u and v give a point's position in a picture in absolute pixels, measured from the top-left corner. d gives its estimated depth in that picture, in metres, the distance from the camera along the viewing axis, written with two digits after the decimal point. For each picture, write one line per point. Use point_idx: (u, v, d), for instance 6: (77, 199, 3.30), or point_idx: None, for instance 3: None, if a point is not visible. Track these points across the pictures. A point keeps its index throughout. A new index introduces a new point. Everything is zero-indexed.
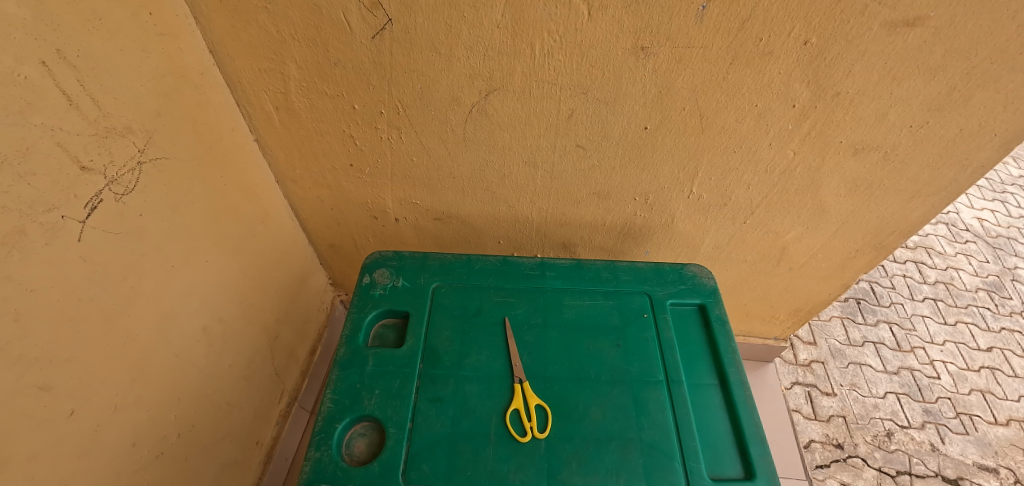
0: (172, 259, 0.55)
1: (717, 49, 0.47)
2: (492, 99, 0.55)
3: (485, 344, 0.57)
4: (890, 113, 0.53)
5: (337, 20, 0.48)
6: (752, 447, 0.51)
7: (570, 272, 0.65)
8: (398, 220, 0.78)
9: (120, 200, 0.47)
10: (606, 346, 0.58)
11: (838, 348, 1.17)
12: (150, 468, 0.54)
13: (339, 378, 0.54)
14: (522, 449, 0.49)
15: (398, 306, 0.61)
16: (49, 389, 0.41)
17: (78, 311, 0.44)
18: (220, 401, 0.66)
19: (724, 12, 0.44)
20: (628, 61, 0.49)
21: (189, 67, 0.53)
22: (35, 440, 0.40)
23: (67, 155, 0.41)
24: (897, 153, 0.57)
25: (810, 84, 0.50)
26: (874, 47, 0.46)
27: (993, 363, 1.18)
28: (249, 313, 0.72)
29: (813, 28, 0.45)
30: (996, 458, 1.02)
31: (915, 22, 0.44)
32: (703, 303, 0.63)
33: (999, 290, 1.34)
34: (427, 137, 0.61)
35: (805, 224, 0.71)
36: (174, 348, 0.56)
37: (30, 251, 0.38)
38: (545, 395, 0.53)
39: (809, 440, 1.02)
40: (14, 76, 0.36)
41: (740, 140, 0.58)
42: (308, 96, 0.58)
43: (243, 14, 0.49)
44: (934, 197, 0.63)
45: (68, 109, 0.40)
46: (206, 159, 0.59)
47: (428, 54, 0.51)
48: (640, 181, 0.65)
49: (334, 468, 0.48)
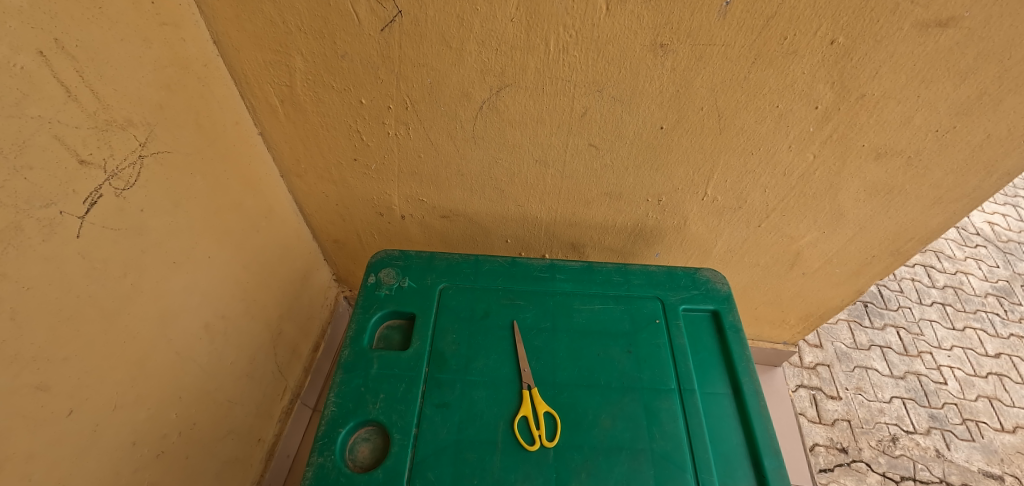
0: (173, 255, 0.53)
1: (740, 47, 0.45)
2: (503, 95, 0.53)
3: (493, 348, 0.56)
4: (916, 117, 0.51)
5: (344, 11, 0.47)
6: (766, 460, 0.50)
7: (581, 275, 0.64)
8: (404, 217, 0.76)
9: (120, 195, 0.45)
10: (617, 353, 0.56)
11: (844, 351, 1.15)
12: (150, 467, 0.54)
13: (343, 380, 0.53)
14: (530, 457, 0.48)
15: (404, 308, 0.60)
16: (47, 388, 0.40)
17: (77, 309, 0.42)
18: (222, 398, 0.65)
19: (749, 8, 0.42)
20: (645, 58, 0.47)
21: (193, 57, 0.51)
22: (32, 440, 0.39)
23: (65, 148, 0.39)
24: (921, 158, 0.56)
25: (835, 85, 0.48)
26: (904, 47, 0.44)
27: (1001, 369, 1.17)
28: (252, 309, 0.71)
29: (841, 27, 0.43)
30: (1002, 465, 1.01)
31: (949, 23, 0.42)
32: (716, 309, 0.61)
33: (1009, 295, 1.32)
34: (435, 133, 0.60)
35: (821, 228, 0.69)
36: (174, 345, 0.55)
37: (26, 248, 0.37)
38: (554, 402, 0.52)
39: (814, 443, 1.01)
40: (11, 66, 0.34)
41: (758, 141, 0.56)
42: (314, 90, 0.56)
43: (248, 4, 0.47)
44: (956, 203, 0.62)
45: (66, 101, 0.39)
46: (209, 153, 0.57)
47: (438, 48, 0.49)
48: (654, 181, 0.63)
49: (337, 473, 0.47)
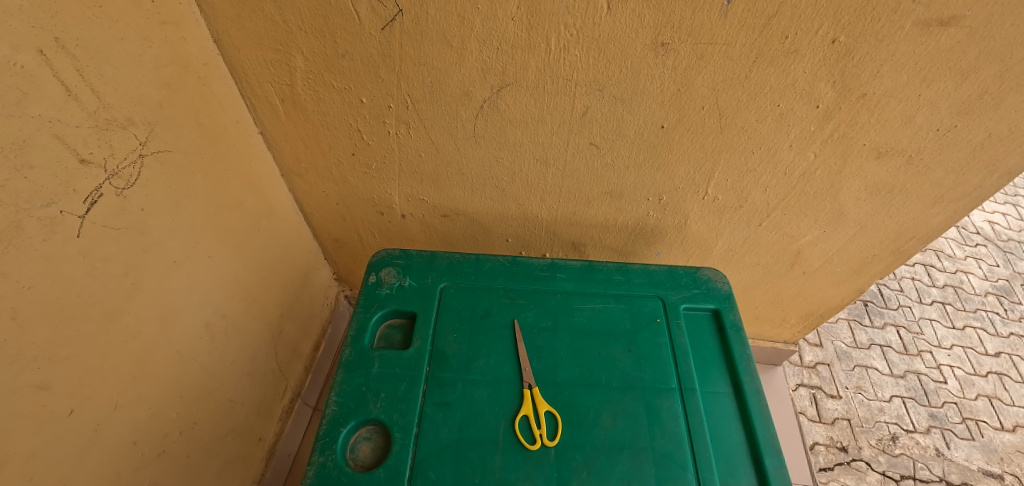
0: (174, 254, 0.53)
1: (741, 46, 0.45)
2: (504, 95, 0.53)
3: (493, 347, 0.56)
4: (917, 116, 0.51)
5: (345, 10, 0.46)
6: (766, 459, 0.50)
7: (581, 274, 0.64)
8: (405, 216, 0.76)
9: (121, 195, 0.45)
10: (618, 352, 0.56)
11: (844, 350, 1.15)
12: (151, 466, 0.54)
13: (344, 380, 0.53)
14: (531, 456, 0.48)
15: (405, 307, 0.60)
16: (48, 388, 0.40)
17: (77, 309, 0.42)
18: (222, 397, 0.65)
19: (750, 7, 0.42)
20: (647, 57, 0.47)
21: (193, 56, 0.51)
22: (32, 440, 0.39)
23: (66, 148, 0.39)
24: (922, 157, 0.56)
25: (836, 84, 0.48)
26: (905, 46, 0.44)
27: (1001, 368, 1.17)
28: (252, 308, 0.71)
29: (842, 26, 0.43)
30: (1001, 464, 1.01)
31: (950, 21, 0.42)
32: (717, 308, 0.61)
33: (1009, 294, 1.32)
34: (436, 132, 0.60)
35: (821, 228, 0.69)
36: (175, 344, 0.55)
37: (26, 247, 0.37)
38: (555, 401, 0.52)
39: (813, 442, 1.01)
40: (11, 65, 0.34)
41: (759, 140, 0.56)
42: (315, 89, 0.56)
43: (248, 3, 0.47)
44: (957, 202, 0.62)
45: (67, 100, 0.39)
46: (210, 153, 0.57)
47: (439, 46, 0.49)
48: (655, 180, 0.63)
49: (338, 473, 0.47)
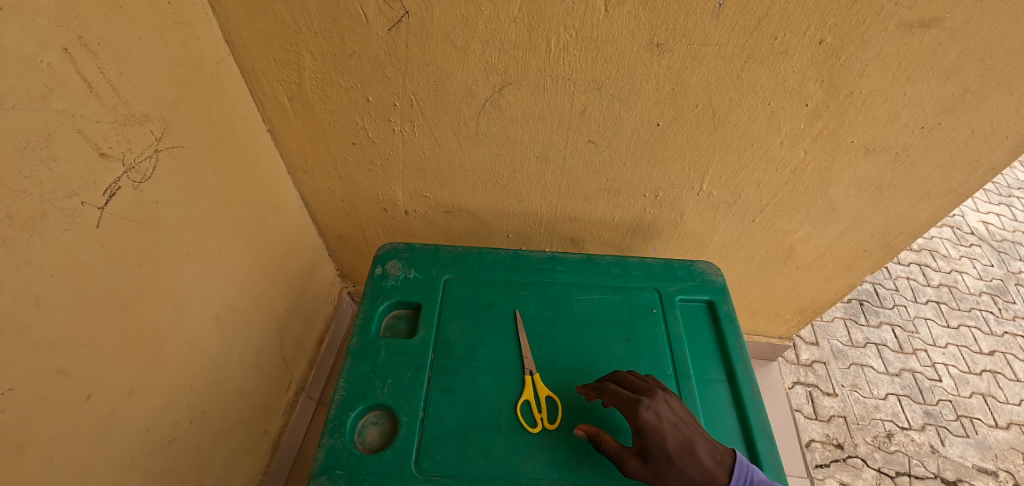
0: (186, 247, 0.55)
1: (733, 47, 0.47)
2: (506, 93, 0.55)
3: (496, 336, 0.58)
4: (902, 114, 0.53)
5: (354, 12, 0.49)
6: (759, 442, 0.51)
7: (581, 267, 0.65)
8: (408, 213, 0.78)
9: (137, 188, 0.47)
10: (617, 341, 0.58)
11: (840, 349, 1.17)
12: (162, 453, 0.55)
13: (351, 367, 0.55)
14: (532, 440, 0.50)
15: (410, 298, 0.62)
16: (68, 373, 0.42)
17: (96, 297, 0.44)
18: (230, 388, 0.67)
19: (741, 10, 0.44)
20: (642, 57, 0.49)
21: (206, 56, 0.53)
22: (53, 422, 0.41)
23: (87, 141, 0.41)
24: (909, 154, 0.58)
25: (824, 83, 0.50)
26: (889, 47, 0.46)
27: (995, 366, 1.19)
28: (260, 301, 0.72)
29: (829, 27, 0.45)
30: (995, 461, 1.03)
31: (931, 23, 0.44)
32: (711, 299, 0.63)
33: (1003, 294, 1.35)
34: (439, 129, 0.62)
35: (814, 223, 0.71)
36: (186, 335, 0.57)
37: (50, 236, 0.39)
38: (555, 387, 0.54)
39: (809, 439, 1.02)
40: (38, 62, 0.36)
41: (751, 138, 0.58)
42: (323, 88, 0.58)
43: (260, 4, 0.49)
44: (943, 198, 0.64)
45: (88, 96, 0.41)
46: (220, 149, 0.59)
47: (444, 47, 0.51)
48: (651, 177, 0.65)
49: (347, 455, 0.48)
